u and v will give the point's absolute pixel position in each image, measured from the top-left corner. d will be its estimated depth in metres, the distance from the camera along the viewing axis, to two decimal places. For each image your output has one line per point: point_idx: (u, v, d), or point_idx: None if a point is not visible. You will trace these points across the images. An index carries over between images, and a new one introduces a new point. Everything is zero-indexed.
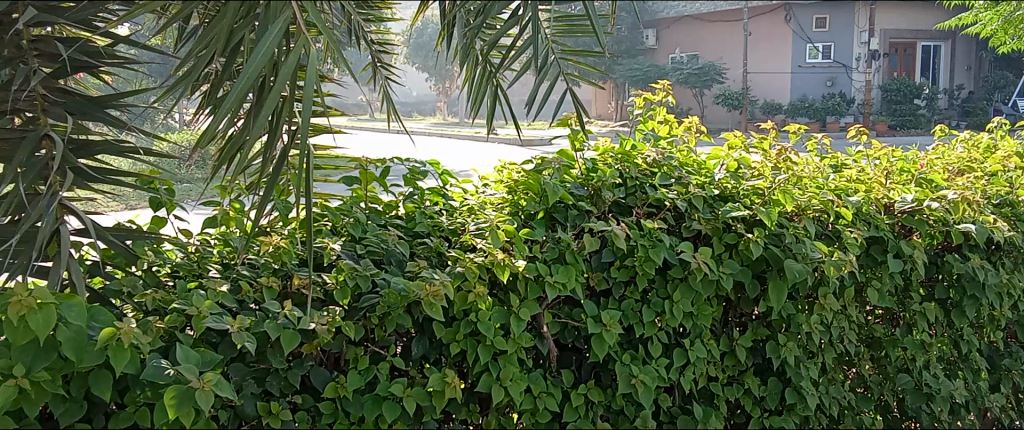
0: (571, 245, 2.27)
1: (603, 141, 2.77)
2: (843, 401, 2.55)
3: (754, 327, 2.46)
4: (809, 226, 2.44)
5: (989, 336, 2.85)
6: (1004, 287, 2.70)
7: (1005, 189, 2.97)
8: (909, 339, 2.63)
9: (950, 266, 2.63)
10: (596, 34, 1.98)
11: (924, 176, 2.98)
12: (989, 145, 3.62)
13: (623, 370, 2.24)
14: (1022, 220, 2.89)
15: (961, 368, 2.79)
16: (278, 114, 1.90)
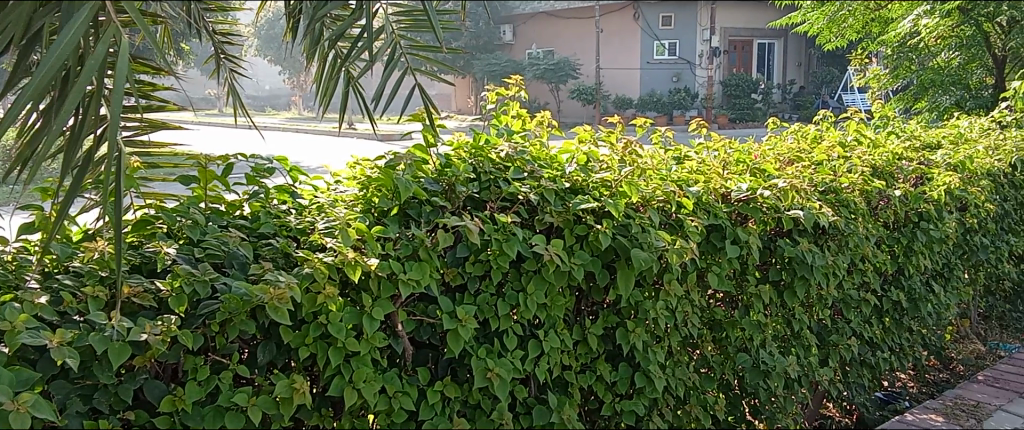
0: (424, 241, 2.25)
1: (457, 136, 2.76)
2: (688, 382, 2.68)
3: (604, 314, 2.54)
4: (653, 215, 2.54)
5: (818, 314, 3.06)
6: (829, 268, 2.92)
7: (830, 177, 3.21)
8: (746, 319, 2.79)
9: (781, 249, 2.83)
10: (435, 29, 2.05)
11: (757, 166, 3.19)
12: (816, 135, 3.93)
13: (478, 364, 2.25)
14: (845, 205, 3.12)
15: (794, 345, 3.00)
16: (87, 108, 1.77)
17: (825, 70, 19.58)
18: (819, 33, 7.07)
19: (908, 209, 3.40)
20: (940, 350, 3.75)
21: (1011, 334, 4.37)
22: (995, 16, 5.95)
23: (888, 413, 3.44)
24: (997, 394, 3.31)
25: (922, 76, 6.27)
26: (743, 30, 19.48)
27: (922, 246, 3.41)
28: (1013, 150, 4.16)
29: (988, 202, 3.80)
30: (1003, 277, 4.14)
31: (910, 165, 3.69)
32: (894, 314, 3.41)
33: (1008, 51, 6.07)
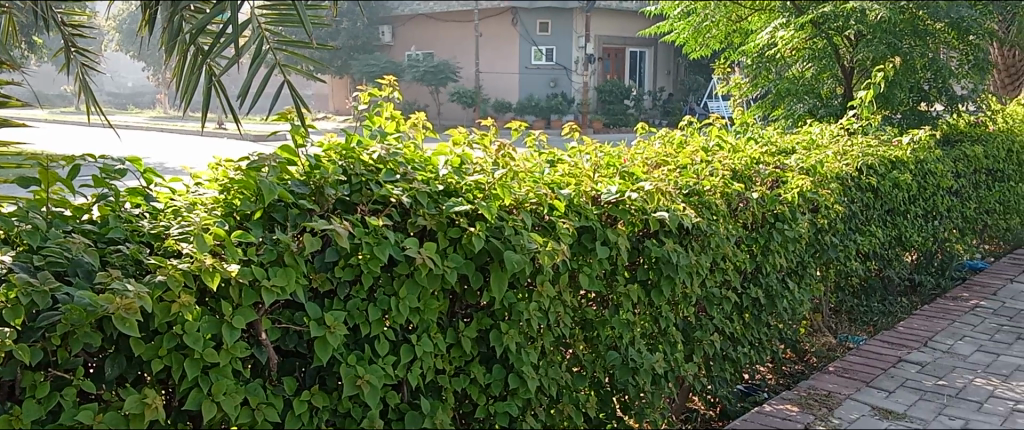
0: (290, 246, 2.17)
1: (327, 137, 2.69)
2: (560, 381, 2.72)
3: (478, 317, 2.53)
4: (525, 218, 2.56)
5: (683, 311, 3.17)
6: (692, 268, 3.04)
7: (693, 181, 3.35)
8: (616, 318, 2.86)
9: (648, 250, 2.92)
10: (303, 24, 2.03)
11: (626, 170, 3.29)
12: (681, 141, 4.10)
13: (348, 372, 2.20)
14: (707, 207, 3.26)
15: (661, 341, 3.09)
16: None
17: (692, 78, 20.48)
18: (686, 42, 7.43)
19: (765, 210, 3.58)
20: (796, 344, 3.98)
21: (858, 327, 4.68)
22: (845, 30, 6.29)
23: (748, 405, 3.61)
24: (846, 384, 3.54)
25: (778, 85, 6.62)
26: (616, 38, 20.14)
27: (778, 245, 3.60)
28: (859, 155, 4.47)
29: (837, 203, 4.07)
30: (851, 274, 4.43)
31: (767, 169, 3.90)
32: (753, 310, 3.59)
33: (856, 64, 6.46)
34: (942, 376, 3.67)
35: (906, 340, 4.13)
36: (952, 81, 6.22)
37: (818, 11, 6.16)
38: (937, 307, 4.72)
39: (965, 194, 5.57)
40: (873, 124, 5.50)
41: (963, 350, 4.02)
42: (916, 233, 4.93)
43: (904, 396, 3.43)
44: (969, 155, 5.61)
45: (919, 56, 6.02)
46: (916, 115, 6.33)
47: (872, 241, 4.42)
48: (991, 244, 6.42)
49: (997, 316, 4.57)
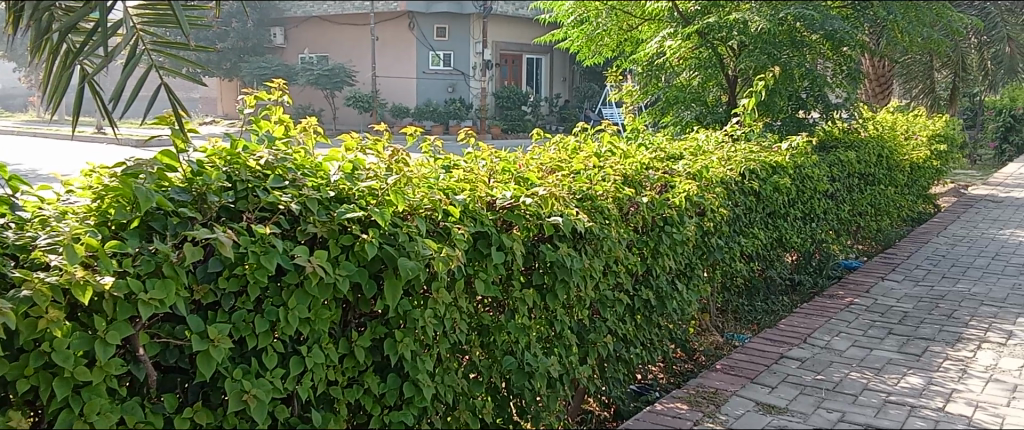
0: (169, 256, 2.08)
1: (211, 142, 2.59)
2: (456, 388, 2.71)
3: (372, 326, 2.48)
4: (420, 223, 2.53)
5: (578, 314, 3.21)
6: (586, 271, 3.10)
7: (586, 186, 3.42)
8: (512, 323, 2.88)
9: (543, 254, 2.95)
10: (180, 24, 1.97)
11: (521, 175, 3.32)
12: (575, 147, 4.17)
13: (233, 387, 2.14)
14: (599, 211, 3.33)
15: (556, 345, 3.13)
16: None
17: (587, 85, 20.93)
18: (579, 49, 7.61)
19: (655, 214, 3.68)
20: (685, 343, 4.11)
21: (743, 325, 4.89)
22: (728, 41, 6.57)
23: (641, 404, 3.71)
24: (732, 381, 3.68)
25: (667, 93, 6.90)
26: (513, 45, 20.38)
27: (667, 248, 3.71)
28: (742, 160, 4.66)
29: (722, 207, 4.22)
30: (736, 274, 4.61)
31: (656, 174, 4.01)
32: (645, 311, 3.68)
33: (739, 73, 6.70)
34: (820, 371, 3.86)
35: (787, 337, 4.33)
36: (827, 90, 6.59)
37: (704, 22, 6.39)
38: (815, 305, 4.98)
39: (840, 197, 5.89)
40: (755, 131, 5.74)
41: (839, 345, 4.25)
42: (795, 234, 5.19)
43: (785, 391, 3.59)
44: (843, 160, 5.94)
45: (797, 67, 6.36)
46: (794, 122, 6.65)
47: (755, 243, 4.62)
48: (864, 244, 6.82)
49: (869, 312, 4.86)
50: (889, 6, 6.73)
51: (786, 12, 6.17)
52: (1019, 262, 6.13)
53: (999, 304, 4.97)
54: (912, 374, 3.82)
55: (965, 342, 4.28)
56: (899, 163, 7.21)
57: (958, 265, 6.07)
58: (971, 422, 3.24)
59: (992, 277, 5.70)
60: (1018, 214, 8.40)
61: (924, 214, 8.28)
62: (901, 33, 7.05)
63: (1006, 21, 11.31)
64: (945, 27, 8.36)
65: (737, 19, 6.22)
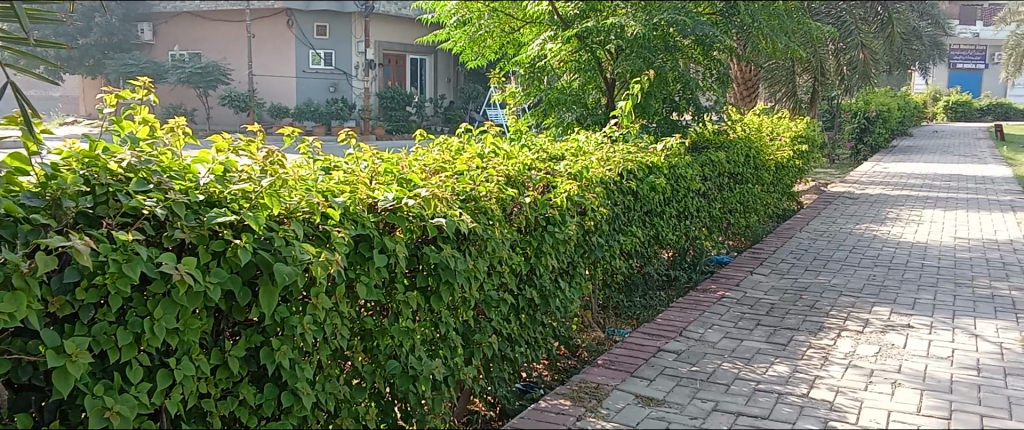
0: (19, 267, 1.97)
1: (68, 143, 2.44)
2: (338, 396, 2.65)
3: (247, 334, 2.39)
4: (297, 227, 2.46)
5: (462, 316, 3.21)
6: (470, 272, 3.10)
7: (469, 187, 3.43)
8: (395, 327, 2.84)
9: (427, 256, 2.93)
10: (19, 19, 1.86)
11: (404, 176, 3.29)
12: (458, 148, 4.18)
13: (93, 404, 2.04)
14: (483, 212, 3.34)
15: (441, 347, 3.12)
16: None
17: (471, 86, 20.99)
18: (461, 52, 7.71)
19: (537, 214, 3.73)
20: (568, 340, 4.19)
21: (624, 321, 5.06)
22: (606, 44, 6.71)
23: (526, 402, 3.75)
24: (613, 375, 3.79)
25: (548, 95, 7.02)
26: (396, 45, 20.22)
27: (549, 247, 3.76)
28: (620, 161, 4.79)
29: (602, 206, 4.32)
30: (616, 272, 4.74)
31: (538, 175, 4.06)
32: (529, 310, 3.72)
33: (617, 76, 6.90)
34: (695, 362, 4.02)
35: (664, 331, 4.50)
36: (698, 93, 6.87)
37: (582, 26, 6.52)
38: (691, 299, 5.19)
39: (711, 196, 6.15)
40: (632, 132, 5.91)
41: (712, 337, 4.44)
42: (670, 232, 5.38)
43: (663, 383, 3.72)
44: (714, 160, 6.21)
45: (671, 71, 6.55)
46: (668, 123, 6.89)
47: (633, 241, 4.76)
48: (735, 240, 7.15)
49: (740, 305, 5.10)
50: (754, 14, 7.10)
51: (659, 18, 6.38)
52: (873, 255, 6.59)
53: (856, 294, 5.33)
54: (779, 362, 4.03)
55: (826, 330, 4.56)
56: (766, 162, 7.60)
57: (819, 258, 6.47)
58: (832, 406, 3.45)
59: (850, 268, 6.10)
60: (872, 210, 9.03)
61: (789, 210, 8.77)
62: (764, 39, 7.43)
63: (859, 29, 12.19)
64: (805, 34, 8.90)
65: (614, 23, 6.39)
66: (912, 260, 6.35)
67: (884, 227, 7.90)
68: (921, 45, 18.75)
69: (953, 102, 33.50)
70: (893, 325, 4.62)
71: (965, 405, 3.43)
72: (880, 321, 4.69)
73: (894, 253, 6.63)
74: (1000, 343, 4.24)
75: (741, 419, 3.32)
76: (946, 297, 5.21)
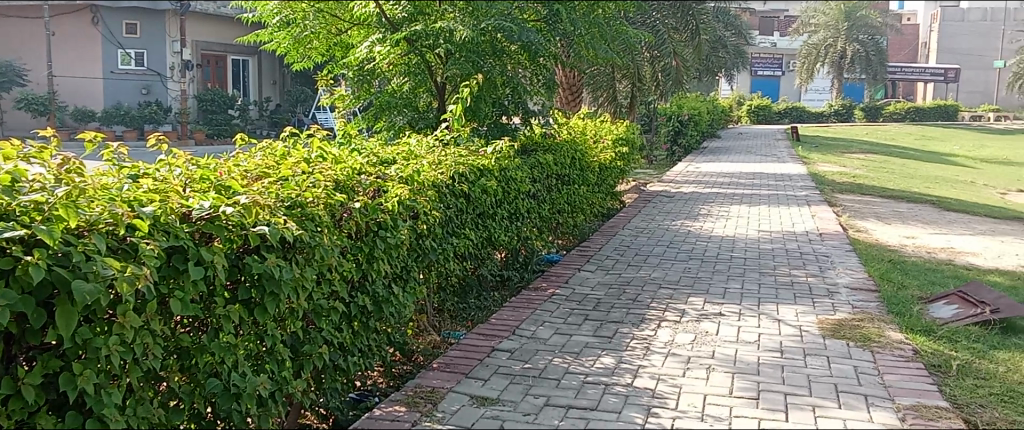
0: None
1: None
2: (153, 420, 2.49)
3: (43, 359, 2.20)
4: (98, 240, 2.27)
5: (290, 327, 3.11)
6: (296, 282, 3.00)
7: (295, 193, 3.32)
8: (215, 343, 2.70)
9: (249, 267, 2.80)
10: None
11: (222, 183, 3.13)
12: (283, 153, 4.04)
13: None
14: (309, 219, 3.24)
15: (267, 361, 3.00)
16: None
17: (299, 89, 20.48)
18: (286, 53, 7.50)
19: (368, 219, 3.67)
20: (403, 346, 4.17)
21: (458, 323, 5.14)
22: (434, 48, 6.68)
23: (360, 412, 3.70)
24: (448, 378, 3.81)
25: (379, 98, 6.95)
26: (214, 45, 19.43)
27: (381, 253, 3.70)
28: (451, 164, 4.81)
29: (434, 210, 4.31)
30: (450, 274, 4.76)
31: (368, 179, 4.00)
32: (361, 318, 3.65)
33: (447, 80, 6.92)
34: (527, 360, 4.12)
35: (497, 331, 4.57)
36: (526, 97, 7.01)
37: (410, 29, 6.48)
38: (522, 298, 5.31)
39: (541, 197, 6.31)
40: (463, 136, 5.94)
41: (543, 334, 4.56)
42: (502, 233, 5.46)
43: (497, 383, 3.78)
44: (542, 163, 6.38)
45: (498, 75, 6.73)
46: (498, 128, 6.95)
47: (466, 243, 4.80)
48: (563, 239, 7.41)
49: (569, 301, 5.28)
50: (575, 22, 7.37)
51: (487, 23, 6.45)
52: (689, 249, 7.05)
53: (674, 286, 5.67)
54: (606, 355, 4.21)
55: (647, 322, 4.81)
56: (591, 164, 7.91)
57: (640, 254, 6.83)
58: (654, 394, 3.64)
59: (668, 262, 6.49)
60: (686, 207, 9.65)
61: (613, 209, 9.19)
62: (585, 46, 7.80)
63: (672, 38, 13.01)
64: (623, 42, 9.35)
65: (443, 27, 6.39)
66: (722, 253, 6.85)
67: (697, 223, 8.47)
68: (725, 54, 20.32)
69: (754, 106, 36.50)
70: (707, 313, 4.95)
71: (771, 385, 3.73)
72: (696, 311, 5.01)
73: (706, 246, 7.13)
74: (799, 325, 4.66)
75: (571, 412, 3.44)
76: (752, 285, 5.66)
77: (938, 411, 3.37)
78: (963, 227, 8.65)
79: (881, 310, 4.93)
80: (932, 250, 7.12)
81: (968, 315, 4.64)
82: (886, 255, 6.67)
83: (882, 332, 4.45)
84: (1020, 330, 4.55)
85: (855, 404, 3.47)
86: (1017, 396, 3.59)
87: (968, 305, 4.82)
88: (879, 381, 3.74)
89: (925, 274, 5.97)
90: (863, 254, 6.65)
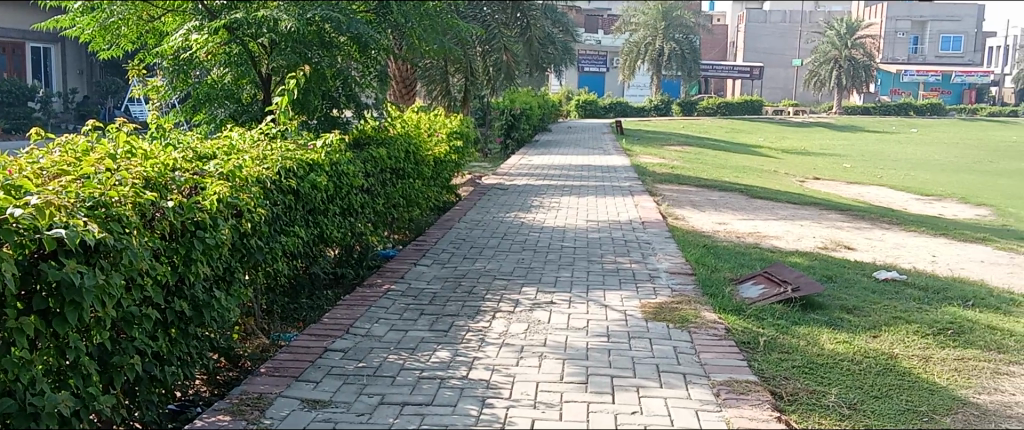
0: None
1: None
2: None
3: None
4: None
5: (96, 338, 2.86)
6: (101, 290, 2.73)
7: (97, 192, 3.06)
8: (7, 359, 2.46)
9: (44, 274, 2.55)
10: None
11: (12, 182, 2.83)
12: (85, 148, 3.70)
13: None
14: (116, 219, 2.98)
15: (70, 376, 2.74)
16: None
17: (109, 80, 19.05)
18: (90, 39, 6.96)
19: (183, 218, 3.42)
20: (228, 351, 3.96)
21: (289, 324, 4.95)
22: (257, 37, 6.37)
23: (180, 424, 3.50)
24: (276, 382, 3.66)
25: (197, 89, 6.58)
26: (15, 31, 17.45)
27: (199, 254, 3.46)
28: (277, 159, 4.60)
29: (259, 207, 4.09)
30: (279, 274, 4.56)
31: (183, 176, 3.75)
32: (179, 324, 3.41)
33: (271, 71, 6.61)
34: (361, 359, 4.02)
35: (330, 330, 4.43)
36: (357, 90, 6.83)
37: (231, 16, 6.19)
38: (356, 295, 5.19)
39: (374, 192, 6.18)
40: (291, 129, 5.69)
41: (378, 331, 4.48)
42: (335, 229, 5.29)
43: (329, 384, 3.67)
44: (375, 157, 6.23)
45: (328, 67, 6.48)
46: (328, 121, 6.70)
47: (296, 241, 4.60)
48: (398, 234, 7.35)
49: (404, 297, 5.22)
50: (405, 14, 7.28)
51: (313, 14, 6.23)
52: (522, 240, 7.19)
53: (507, 277, 5.76)
54: (441, 349, 4.19)
55: (482, 313, 4.85)
56: (425, 158, 7.87)
57: (475, 247, 6.88)
58: (488, 384, 3.67)
59: (502, 254, 6.59)
60: (519, 199, 9.84)
61: (448, 203, 9.18)
62: (416, 38, 7.74)
63: (502, 33, 13.22)
64: (454, 35, 9.38)
65: (267, 16, 6.10)
66: (553, 243, 7.04)
67: (530, 214, 8.65)
68: (554, 51, 20.97)
69: (583, 101, 37.87)
70: (539, 302, 5.06)
71: (599, 369, 3.86)
72: (528, 300, 5.12)
73: (539, 237, 7.28)
74: (624, 310, 4.86)
75: (406, 409, 3.40)
76: (581, 273, 5.86)
77: (747, 385, 3.62)
78: (768, 212, 9.39)
79: (698, 292, 5.25)
80: (741, 235, 7.69)
81: (772, 294, 5.03)
82: (702, 241, 7.12)
83: (698, 313, 4.75)
84: (816, 307, 4.99)
85: (675, 383, 3.66)
86: (815, 367, 3.94)
87: (772, 284, 5.22)
88: (697, 359, 3.98)
89: (736, 257, 6.42)
90: (681, 240, 7.06)
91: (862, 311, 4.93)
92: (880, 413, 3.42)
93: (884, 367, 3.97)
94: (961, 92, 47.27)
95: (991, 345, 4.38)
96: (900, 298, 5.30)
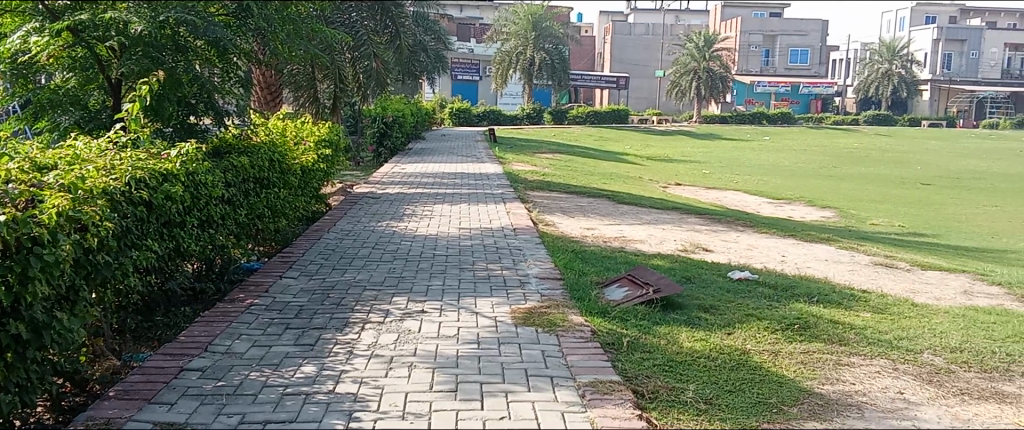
0: None
1: None
2: None
3: None
4: None
5: None
6: None
7: None
8: None
9: None
10: None
11: None
12: None
13: None
14: None
15: None
16: None
17: None
18: None
19: (18, 234, 3.17)
20: (74, 374, 3.70)
21: (142, 344, 4.68)
22: (105, 40, 5.98)
23: None
24: (126, 406, 3.45)
25: (36, 96, 6.17)
26: None
27: (38, 272, 3.18)
28: (126, 169, 4.35)
29: (106, 220, 3.84)
30: (130, 291, 4.30)
31: (17, 188, 3.47)
32: (15, 348, 3.14)
33: (122, 76, 6.26)
34: (220, 377, 3.86)
35: (186, 349, 4.22)
36: (216, 96, 6.55)
37: (74, 18, 5.81)
38: (216, 311, 4.97)
39: (237, 202, 5.94)
40: (142, 138, 5.38)
41: (239, 348, 4.31)
42: (193, 242, 5.05)
43: (186, 405, 3.50)
44: (236, 166, 6.00)
45: (183, 72, 6.18)
46: (184, 128, 6.51)
47: (149, 256, 4.35)
48: (264, 245, 7.13)
49: (268, 311, 5.04)
50: (266, 19, 7.03)
51: (166, 16, 5.91)
52: (393, 249, 7.12)
53: (378, 287, 5.68)
54: (306, 363, 4.08)
55: (350, 325, 4.76)
56: (292, 166, 7.64)
57: (345, 257, 6.75)
58: (356, 397, 3.61)
59: (372, 264, 6.49)
60: (392, 207, 9.75)
61: (317, 212, 8.98)
62: (279, 44, 7.53)
63: (372, 40, 13.06)
64: (321, 40, 9.16)
65: (114, 19, 5.80)
66: (425, 251, 7.01)
67: (401, 223, 8.57)
68: (426, 59, 20.96)
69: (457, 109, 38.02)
70: (409, 312, 5.02)
71: (468, 376, 3.87)
72: (398, 310, 5.06)
73: (410, 246, 7.23)
74: (494, 317, 4.90)
75: (268, 427, 3.29)
76: (452, 281, 5.85)
77: (611, 385, 3.73)
78: (634, 217, 9.72)
79: (566, 296, 5.37)
80: (607, 239, 7.92)
81: (635, 296, 5.20)
82: (570, 246, 7.28)
83: (566, 317, 4.85)
84: (676, 307, 5.20)
85: (541, 386, 3.72)
86: (673, 365, 4.10)
87: (635, 287, 5.41)
88: (563, 362, 4.06)
89: (602, 261, 6.60)
90: (551, 246, 7.19)
91: (718, 310, 5.18)
92: (733, 406, 3.60)
93: (738, 363, 4.18)
94: (809, 102, 50.66)
95: (833, 338, 4.71)
96: (753, 297, 5.61)
